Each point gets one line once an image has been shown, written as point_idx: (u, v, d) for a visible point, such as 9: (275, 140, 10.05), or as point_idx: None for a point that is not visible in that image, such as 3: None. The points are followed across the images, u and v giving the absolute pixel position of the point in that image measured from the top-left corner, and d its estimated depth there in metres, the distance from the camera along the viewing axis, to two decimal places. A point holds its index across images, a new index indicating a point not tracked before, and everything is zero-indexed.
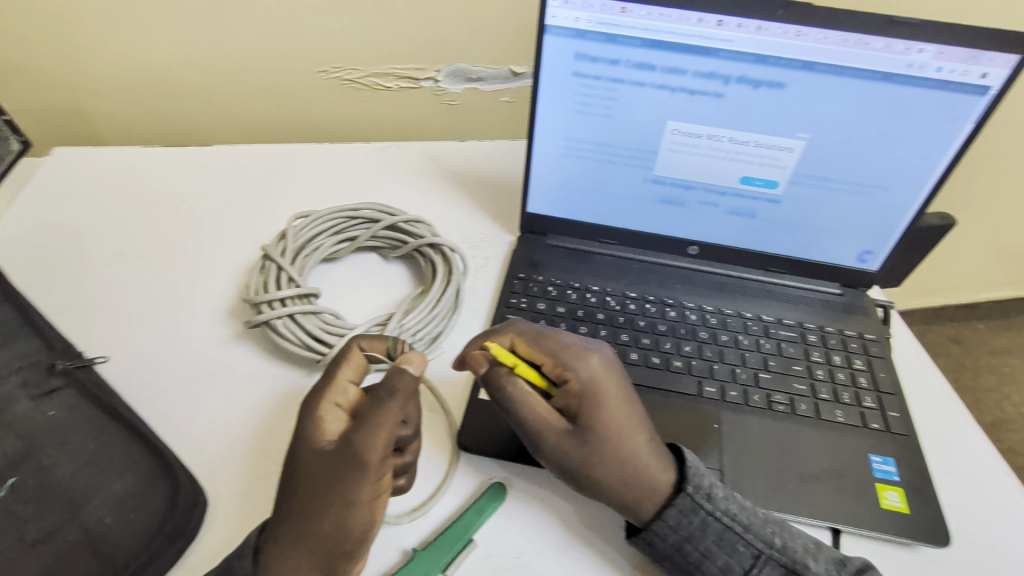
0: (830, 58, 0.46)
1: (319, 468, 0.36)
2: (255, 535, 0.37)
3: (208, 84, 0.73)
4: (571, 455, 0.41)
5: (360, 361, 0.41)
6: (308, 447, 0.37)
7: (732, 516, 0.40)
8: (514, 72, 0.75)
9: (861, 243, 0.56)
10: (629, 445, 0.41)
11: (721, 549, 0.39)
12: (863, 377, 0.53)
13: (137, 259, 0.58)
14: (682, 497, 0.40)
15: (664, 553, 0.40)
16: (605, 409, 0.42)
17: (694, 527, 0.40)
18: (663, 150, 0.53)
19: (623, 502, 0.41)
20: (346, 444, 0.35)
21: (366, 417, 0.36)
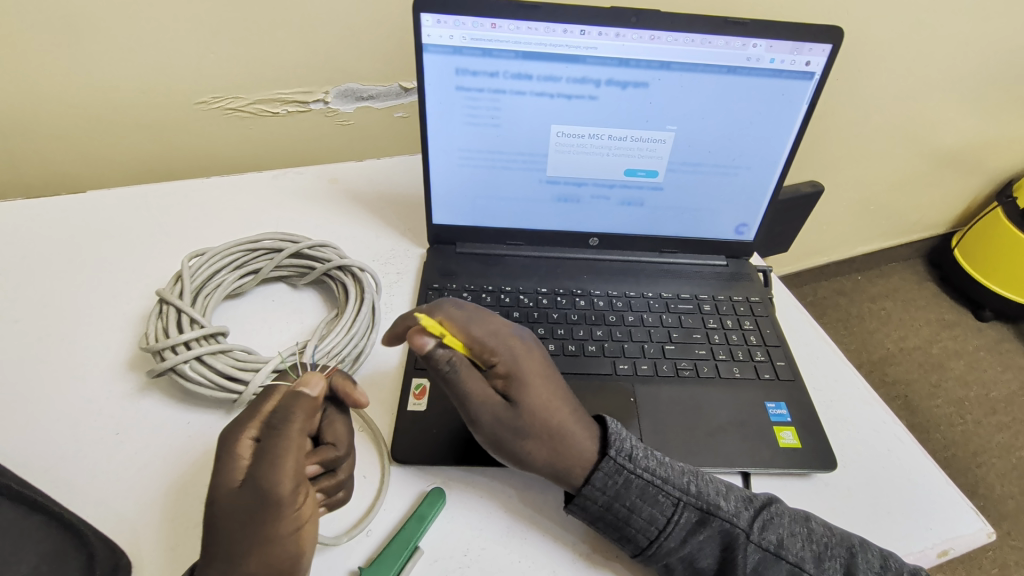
0: (682, 57, 0.51)
1: (226, 511, 0.35)
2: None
3: (73, 129, 0.68)
4: (508, 434, 0.43)
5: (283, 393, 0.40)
6: (218, 489, 0.35)
7: (651, 471, 0.43)
8: (403, 88, 0.76)
9: (735, 217, 0.63)
10: (557, 418, 0.44)
11: (645, 502, 0.42)
12: (753, 335, 0.59)
13: (13, 325, 0.53)
14: (606, 461, 0.43)
15: (596, 515, 0.43)
16: (533, 387, 0.44)
17: (620, 487, 0.43)
18: (552, 152, 0.56)
19: (557, 472, 0.43)
20: (256, 482, 0.35)
21: (270, 451, 0.35)
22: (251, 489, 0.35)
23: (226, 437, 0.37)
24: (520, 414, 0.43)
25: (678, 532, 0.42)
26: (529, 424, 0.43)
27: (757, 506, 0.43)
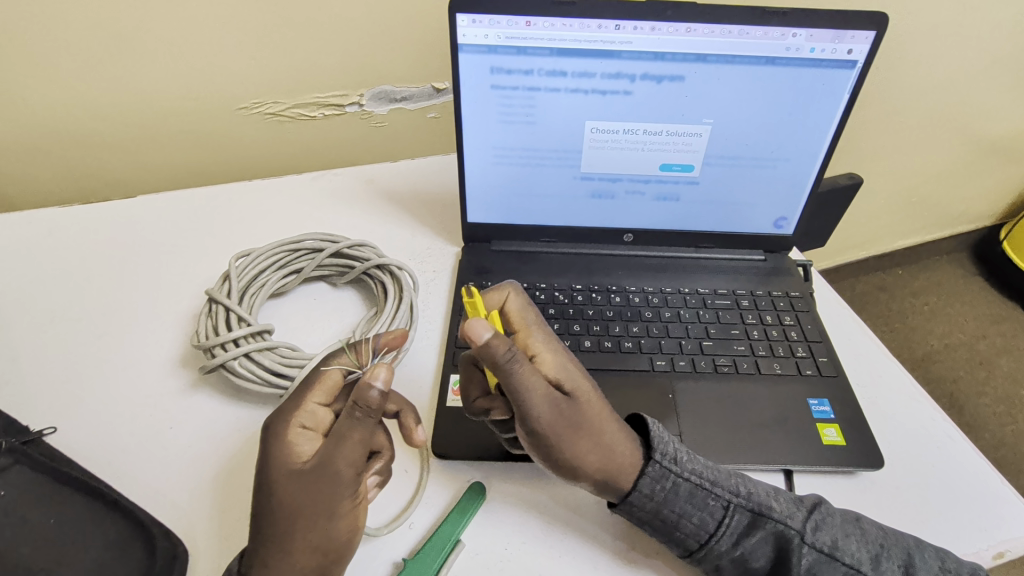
0: (718, 50, 0.50)
1: (292, 488, 0.36)
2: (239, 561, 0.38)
3: (124, 135, 0.71)
4: (563, 431, 0.41)
5: (334, 383, 0.41)
6: (281, 469, 0.37)
7: (698, 474, 0.43)
8: (435, 89, 0.77)
9: (773, 210, 0.61)
10: (605, 420, 0.43)
11: (693, 506, 0.42)
12: (793, 331, 0.58)
13: (73, 323, 0.56)
14: (652, 466, 0.43)
15: (644, 520, 0.42)
16: (584, 388, 0.43)
17: (667, 491, 0.42)
18: (586, 149, 0.56)
19: (602, 476, 0.42)
20: (326, 460, 0.36)
21: (339, 431, 0.37)
22: (320, 468, 0.36)
23: (282, 423, 0.39)
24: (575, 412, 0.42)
25: (729, 535, 0.42)
26: (583, 422, 0.42)
27: (808, 507, 0.43)
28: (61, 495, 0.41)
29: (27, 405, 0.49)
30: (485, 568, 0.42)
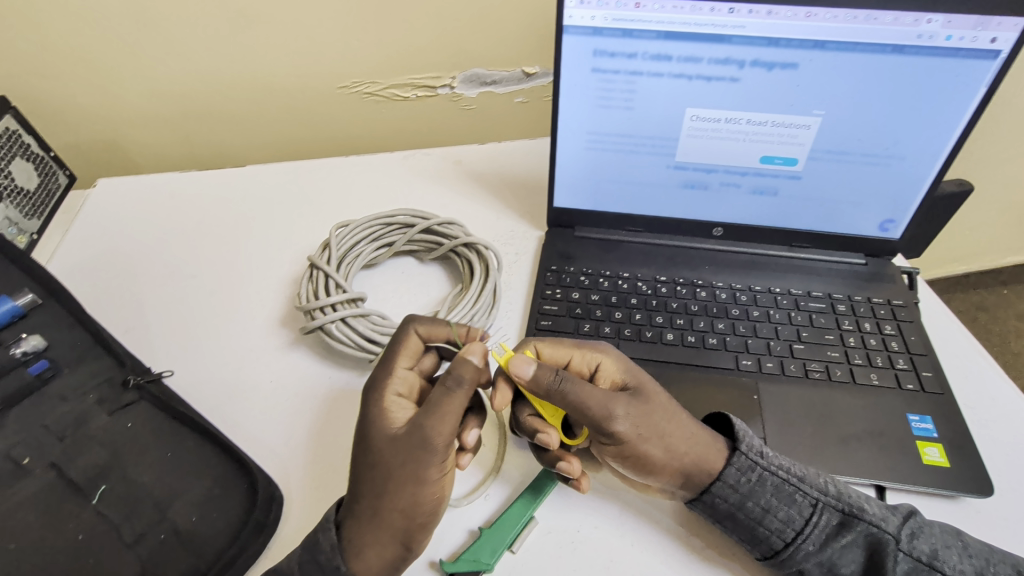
0: (839, 36, 0.47)
1: (387, 452, 0.38)
2: (335, 512, 0.39)
3: (236, 109, 0.76)
4: (639, 428, 0.41)
5: (415, 347, 0.44)
6: (376, 433, 0.39)
7: (786, 469, 0.42)
8: (526, 73, 0.78)
9: (881, 212, 0.57)
10: (678, 412, 0.43)
11: (780, 501, 0.41)
12: (894, 341, 0.54)
13: (188, 278, 0.61)
14: (737, 457, 0.42)
15: (726, 514, 0.42)
16: (648, 383, 0.44)
17: (753, 484, 0.42)
18: (684, 137, 0.55)
19: (689, 470, 0.41)
20: (417, 429, 0.38)
21: (430, 402, 0.38)
22: (411, 436, 0.38)
23: (377, 390, 0.41)
24: (646, 407, 0.42)
25: (817, 534, 0.40)
26: (656, 416, 0.42)
27: (903, 514, 0.41)
28: (178, 433, 0.47)
29: (149, 349, 0.55)
30: (558, 547, 0.43)
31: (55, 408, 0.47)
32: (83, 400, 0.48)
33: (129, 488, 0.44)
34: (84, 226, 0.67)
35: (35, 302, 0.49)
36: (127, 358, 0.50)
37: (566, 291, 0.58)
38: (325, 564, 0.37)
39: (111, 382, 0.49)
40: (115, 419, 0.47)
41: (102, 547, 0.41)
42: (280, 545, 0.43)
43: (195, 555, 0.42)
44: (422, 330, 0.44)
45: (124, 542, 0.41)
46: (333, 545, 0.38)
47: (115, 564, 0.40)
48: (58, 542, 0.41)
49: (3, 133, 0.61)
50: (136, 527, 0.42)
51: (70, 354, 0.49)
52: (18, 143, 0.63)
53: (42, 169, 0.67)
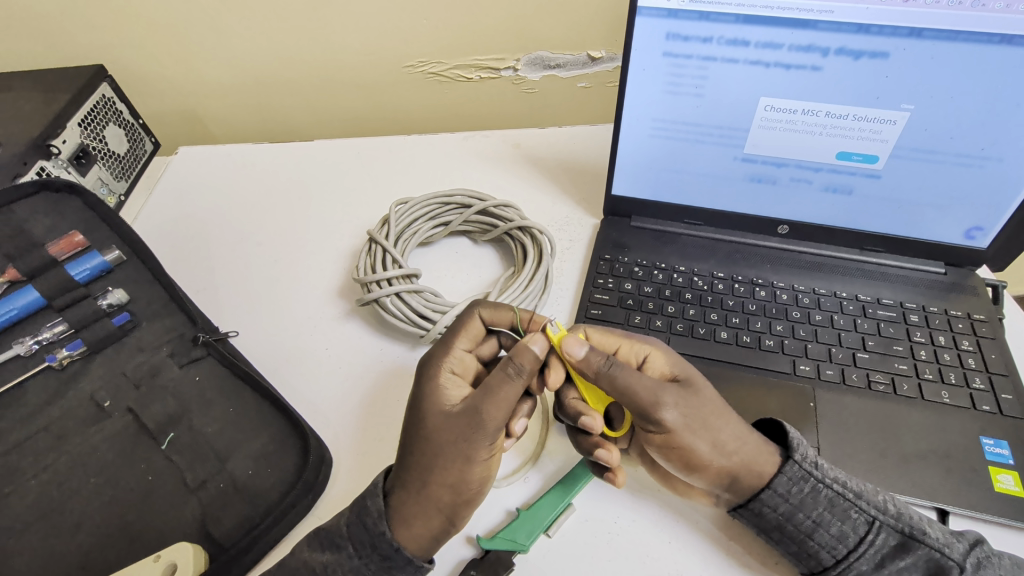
0: (940, 23, 0.44)
1: (441, 428, 0.39)
2: (383, 480, 0.40)
3: (306, 85, 0.79)
4: (688, 420, 0.40)
5: (476, 332, 0.45)
6: (431, 408, 0.40)
7: (842, 483, 0.40)
8: (591, 57, 0.77)
9: (969, 219, 0.53)
10: (729, 409, 0.42)
11: (834, 516, 0.39)
12: (971, 358, 0.50)
13: (255, 245, 0.64)
14: (790, 466, 0.40)
15: (774, 524, 0.40)
16: (698, 377, 0.43)
17: (805, 495, 0.40)
18: (755, 128, 0.52)
19: (737, 469, 0.40)
20: (473, 409, 0.39)
21: (489, 385, 0.39)
22: (467, 416, 0.39)
23: (434, 366, 0.42)
24: (696, 400, 0.41)
25: (873, 554, 0.39)
26: (706, 410, 0.41)
27: (969, 541, 0.39)
28: (239, 391, 0.50)
29: (217, 310, 0.58)
30: (594, 536, 0.43)
31: (133, 358, 0.50)
32: (157, 352, 0.51)
33: (194, 437, 0.47)
34: (164, 191, 0.71)
35: (121, 259, 0.53)
36: (199, 316, 0.53)
37: (618, 281, 0.57)
38: (373, 528, 0.38)
39: (182, 337, 0.52)
40: (185, 372, 0.50)
41: (169, 489, 0.44)
42: (327, 505, 0.45)
43: (250, 505, 0.44)
44: (485, 316, 0.46)
45: (187, 487, 0.44)
46: (380, 511, 0.39)
47: (179, 505, 0.44)
48: (131, 480, 0.44)
49: (99, 100, 0.65)
50: (199, 474, 0.45)
51: (147, 309, 0.53)
52: (111, 110, 0.68)
53: (131, 135, 0.71)
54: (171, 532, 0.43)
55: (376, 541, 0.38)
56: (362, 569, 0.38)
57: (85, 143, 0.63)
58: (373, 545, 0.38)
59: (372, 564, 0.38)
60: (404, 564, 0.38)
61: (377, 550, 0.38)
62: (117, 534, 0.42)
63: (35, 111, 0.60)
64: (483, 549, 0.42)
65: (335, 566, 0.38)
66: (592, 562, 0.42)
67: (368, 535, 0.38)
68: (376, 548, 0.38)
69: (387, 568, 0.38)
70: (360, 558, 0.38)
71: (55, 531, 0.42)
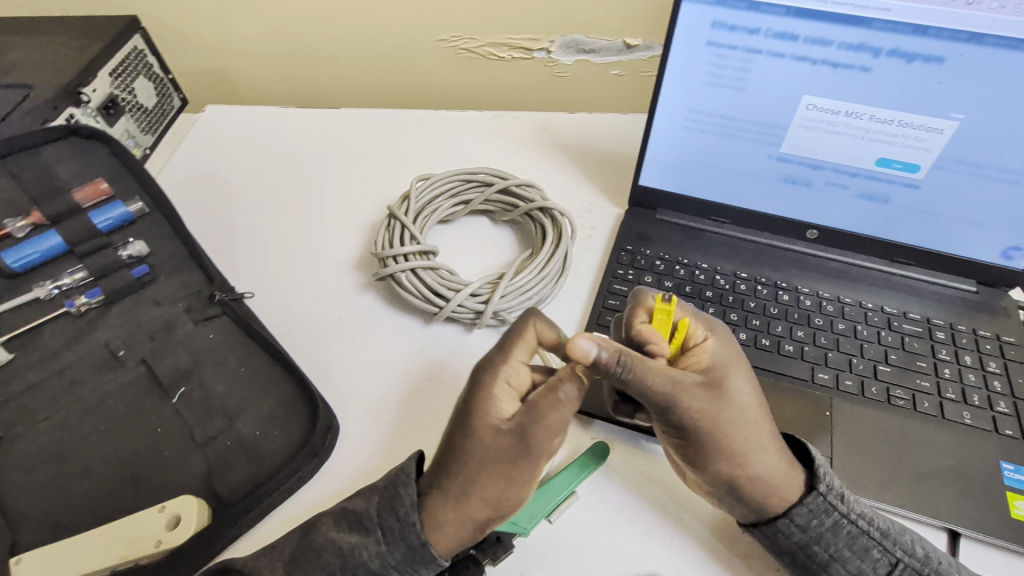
0: (1002, 30, 0.42)
1: (490, 444, 0.38)
2: (416, 464, 0.39)
3: (336, 52, 0.78)
4: (705, 423, 0.40)
5: (534, 343, 0.43)
6: (482, 421, 0.39)
7: (868, 520, 0.39)
8: (627, 44, 0.75)
9: (1007, 238, 0.51)
10: (757, 418, 0.41)
11: (854, 553, 0.39)
12: (996, 381, 0.49)
13: (276, 209, 0.64)
14: (814, 497, 0.39)
15: (786, 549, 0.40)
16: (734, 381, 0.41)
17: (825, 528, 0.39)
18: (794, 126, 0.51)
19: (740, 479, 0.39)
20: (523, 432, 0.38)
21: (539, 408, 0.38)
22: (516, 437, 0.38)
23: (490, 376, 0.41)
24: (720, 406, 0.40)
25: None
26: (727, 418, 0.40)
27: None
28: (253, 352, 0.50)
29: (234, 270, 0.58)
30: (597, 527, 0.43)
31: (150, 310, 0.51)
32: (173, 307, 0.51)
33: (205, 394, 0.47)
34: (189, 148, 0.71)
35: (143, 211, 0.53)
36: (217, 276, 0.53)
37: (638, 274, 0.56)
38: (403, 517, 0.37)
39: (199, 294, 0.52)
40: (199, 329, 0.50)
41: (177, 443, 0.44)
42: (331, 474, 0.45)
43: (256, 466, 0.45)
44: (539, 327, 0.43)
45: (196, 442, 0.45)
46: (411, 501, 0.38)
47: (187, 460, 0.44)
48: (142, 431, 0.45)
49: (131, 52, 0.65)
50: (208, 430, 0.45)
51: (166, 263, 0.53)
52: (143, 62, 0.67)
53: (160, 90, 0.71)
54: (179, 487, 0.43)
55: (405, 530, 0.37)
56: (387, 556, 0.37)
57: (115, 92, 0.63)
58: (401, 533, 0.37)
59: (397, 552, 0.37)
60: (427, 559, 0.37)
61: (403, 538, 0.37)
62: (125, 484, 0.42)
63: (68, 58, 0.60)
64: (486, 530, 0.41)
65: (361, 548, 0.37)
66: (594, 556, 0.41)
67: (398, 524, 0.37)
68: (404, 538, 0.37)
69: (410, 561, 0.37)
70: (386, 544, 0.37)
71: (65, 475, 0.42)
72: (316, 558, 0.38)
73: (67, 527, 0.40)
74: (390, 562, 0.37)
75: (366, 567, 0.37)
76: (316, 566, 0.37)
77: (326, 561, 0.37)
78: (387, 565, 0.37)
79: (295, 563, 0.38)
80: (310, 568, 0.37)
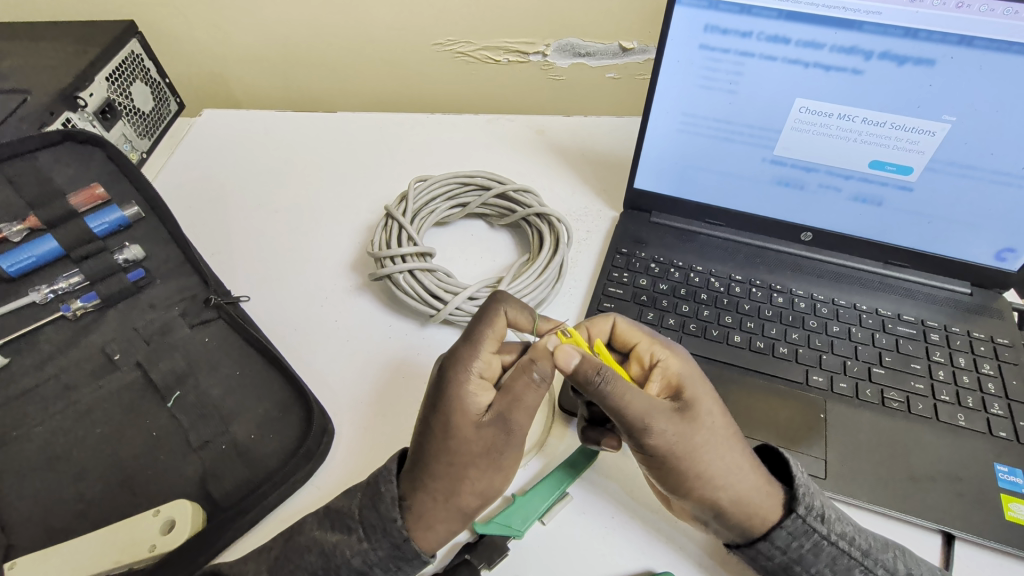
0: (992, 33, 0.42)
1: (473, 437, 0.38)
2: (396, 463, 0.39)
3: (332, 57, 0.78)
4: (677, 447, 0.39)
5: (502, 330, 0.42)
6: (459, 416, 0.38)
7: (849, 540, 0.39)
8: (622, 48, 0.75)
9: (999, 241, 0.51)
10: (726, 441, 0.40)
11: (834, 574, 0.38)
12: (991, 383, 0.49)
13: (272, 212, 0.64)
14: (793, 520, 0.39)
15: (769, 568, 0.40)
16: (703, 399, 0.41)
17: (805, 550, 0.39)
18: (787, 129, 0.51)
19: (723, 504, 0.39)
20: (504, 419, 0.38)
21: (514, 392, 0.39)
22: (497, 425, 0.38)
23: (462, 371, 0.39)
24: (689, 426, 0.39)
25: None
26: (700, 439, 0.39)
27: None
28: (248, 356, 0.50)
29: (230, 273, 0.58)
30: (589, 530, 0.43)
31: (146, 314, 0.51)
32: (168, 311, 0.51)
33: (200, 398, 0.47)
34: (186, 151, 0.71)
35: (139, 215, 0.53)
36: (213, 279, 0.53)
37: (634, 277, 0.57)
38: (385, 513, 0.37)
39: (194, 298, 0.52)
40: (195, 333, 0.50)
41: (172, 448, 0.44)
42: (326, 478, 0.45)
43: (250, 468, 0.45)
44: (510, 314, 0.42)
45: (191, 446, 0.45)
46: (394, 497, 0.38)
47: (182, 464, 0.44)
48: (137, 434, 0.45)
49: (127, 56, 0.65)
50: (202, 435, 0.45)
51: (162, 267, 0.53)
52: (139, 67, 0.68)
53: (157, 94, 0.71)
54: (173, 488, 0.43)
55: (387, 526, 0.37)
56: (369, 554, 0.37)
57: (112, 97, 0.64)
58: (384, 530, 0.37)
59: (380, 549, 0.37)
60: (410, 557, 0.37)
61: (387, 535, 0.37)
62: (118, 486, 0.42)
63: (64, 62, 0.61)
64: (478, 534, 0.41)
65: (343, 547, 0.37)
66: (584, 556, 0.41)
67: (380, 519, 0.37)
68: (387, 533, 0.37)
69: (394, 559, 0.37)
70: (369, 541, 0.37)
71: (58, 478, 0.42)
72: (302, 557, 0.38)
73: (61, 531, 0.41)
74: (373, 559, 0.37)
75: (349, 566, 0.37)
76: (301, 566, 0.38)
77: (311, 561, 0.38)
78: (369, 563, 0.37)
79: (281, 565, 0.38)
80: (294, 569, 0.38)
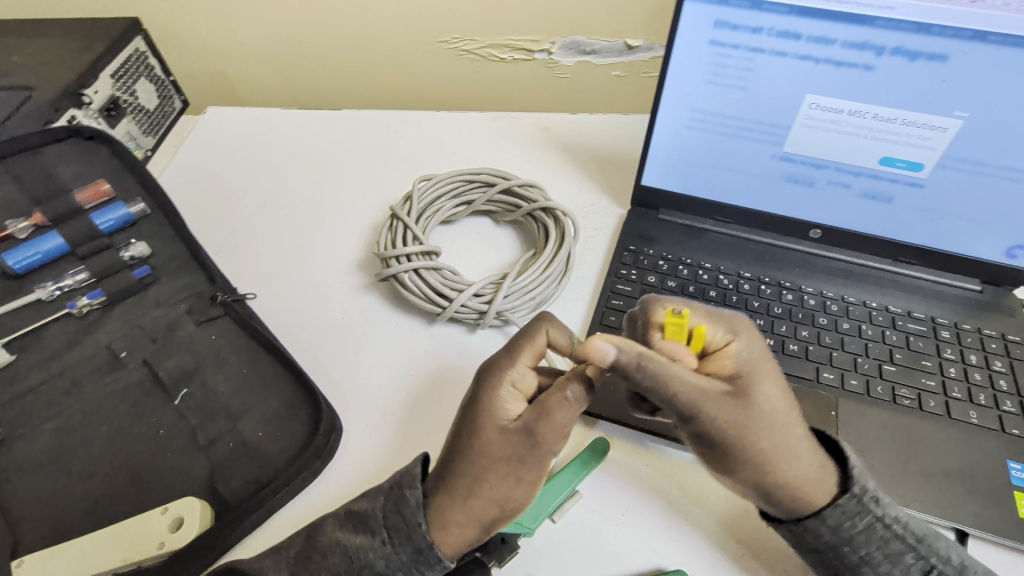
0: (1005, 28, 0.42)
1: (497, 444, 0.37)
2: (420, 467, 0.39)
3: (336, 54, 0.78)
4: (730, 429, 0.38)
5: (541, 348, 0.42)
6: (487, 421, 0.38)
7: (903, 525, 0.38)
8: (628, 46, 0.75)
9: (1009, 238, 0.51)
10: (784, 424, 0.39)
11: (885, 556, 0.38)
12: (1002, 380, 0.49)
13: (278, 210, 0.63)
14: (848, 499, 0.39)
15: (815, 548, 0.39)
16: (760, 385, 0.40)
17: (858, 531, 0.39)
18: (797, 125, 0.51)
19: (771, 484, 0.39)
20: (530, 430, 0.37)
21: (545, 405, 0.38)
22: (523, 436, 0.37)
23: (495, 378, 0.40)
24: (745, 408, 0.39)
25: None
26: (754, 421, 0.39)
27: None
28: (256, 354, 0.49)
29: (237, 271, 0.58)
30: (602, 528, 0.42)
31: (151, 312, 0.50)
32: (175, 308, 0.51)
33: (207, 395, 0.47)
34: (190, 149, 0.71)
35: (144, 212, 0.53)
36: (218, 276, 0.53)
37: (642, 274, 0.56)
38: (409, 518, 0.37)
39: (201, 295, 0.52)
40: (201, 330, 0.50)
41: (180, 445, 0.44)
42: (334, 475, 0.45)
43: (259, 465, 0.44)
44: (550, 336, 0.42)
45: (197, 444, 0.44)
46: (419, 501, 0.38)
47: (189, 462, 0.44)
48: (144, 431, 0.44)
49: (132, 54, 0.65)
50: (210, 432, 0.45)
51: (168, 264, 0.53)
52: (144, 64, 0.67)
53: (161, 92, 0.71)
54: (180, 486, 0.43)
55: (411, 530, 0.37)
56: (392, 557, 0.37)
57: (117, 95, 0.63)
58: (407, 533, 0.37)
59: (404, 553, 0.37)
60: (433, 561, 0.37)
61: (411, 541, 0.37)
62: (127, 485, 0.42)
63: (69, 59, 0.60)
64: (492, 534, 0.41)
65: (366, 550, 0.37)
66: (598, 554, 0.41)
67: (404, 524, 0.37)
68: (410, 539, 0.37)
69: (416, 563, 0.37)
70: (392, 545, 0.37)
71: (66, 476, 0.42)
72: (323, 560, 0.37)
73: (68, 529, 0.40)
74: (395, 563, 0.37)
75: (372, 568, 0.37)
76: (323, 568, 0.37)
77: (323, 560, 0.37)
78: (392, 566, 0.37)
79: (292, 565, 0.37)
80: (306, 568, 0.37)
